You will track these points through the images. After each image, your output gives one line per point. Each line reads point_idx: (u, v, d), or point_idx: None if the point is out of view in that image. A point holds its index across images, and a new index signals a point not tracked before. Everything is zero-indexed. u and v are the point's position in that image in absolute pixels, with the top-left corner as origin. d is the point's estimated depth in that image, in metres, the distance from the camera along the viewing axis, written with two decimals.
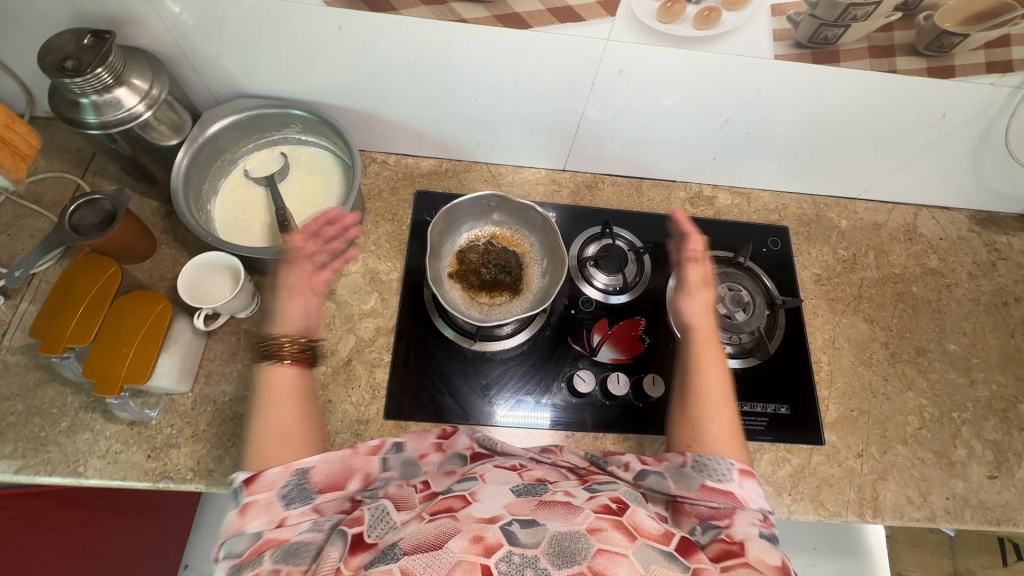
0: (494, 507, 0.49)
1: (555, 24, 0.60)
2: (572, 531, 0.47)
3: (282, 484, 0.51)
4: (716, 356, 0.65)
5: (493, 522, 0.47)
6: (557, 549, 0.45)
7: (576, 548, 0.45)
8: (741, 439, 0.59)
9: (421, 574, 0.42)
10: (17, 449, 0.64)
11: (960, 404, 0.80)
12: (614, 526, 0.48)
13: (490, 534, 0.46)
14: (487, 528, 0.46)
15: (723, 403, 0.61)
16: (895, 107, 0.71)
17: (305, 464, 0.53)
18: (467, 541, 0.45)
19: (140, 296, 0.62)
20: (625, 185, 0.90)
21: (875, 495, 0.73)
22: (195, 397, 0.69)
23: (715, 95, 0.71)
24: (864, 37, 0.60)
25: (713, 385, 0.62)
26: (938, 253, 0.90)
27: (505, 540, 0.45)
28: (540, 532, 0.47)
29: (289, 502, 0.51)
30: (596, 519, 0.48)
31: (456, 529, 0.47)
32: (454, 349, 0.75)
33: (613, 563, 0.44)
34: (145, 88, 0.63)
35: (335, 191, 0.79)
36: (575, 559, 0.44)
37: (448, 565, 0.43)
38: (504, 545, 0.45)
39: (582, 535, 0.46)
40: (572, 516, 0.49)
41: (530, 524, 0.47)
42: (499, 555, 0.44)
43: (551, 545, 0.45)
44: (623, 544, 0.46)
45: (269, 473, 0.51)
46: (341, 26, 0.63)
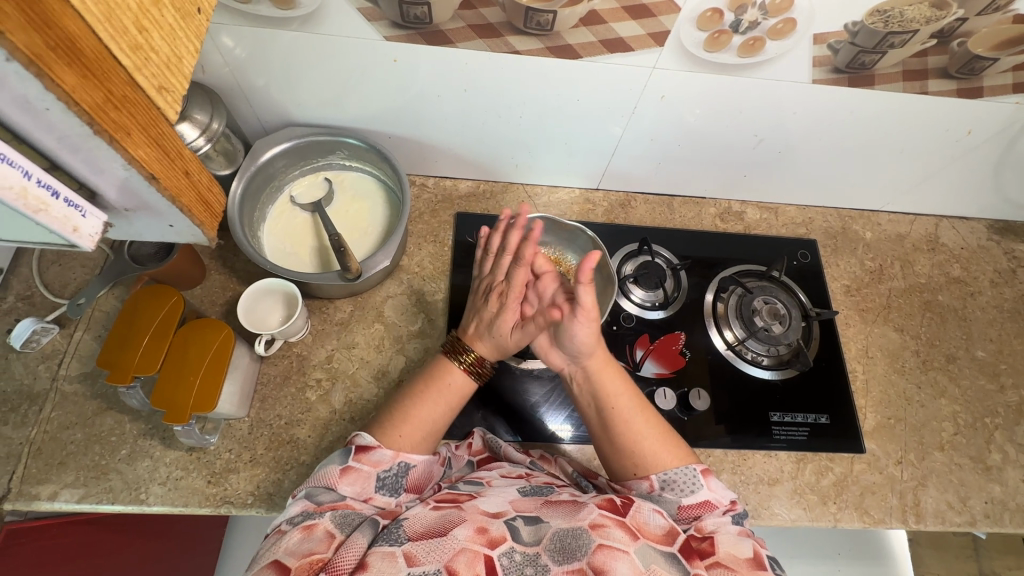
0: (499, 504, 0.55)
1: (605, 55, 0.63)
2: (575, 528, 0.52)
3: (383, 468, 0.57)
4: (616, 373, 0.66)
5: (498, 517, 0.53)
6: (560, 545, 0.50)
7: (578, 545, 0.50)
8: (676, 435, 0.64)
9: (424, 558, 0.48)
10: (79, 479, 0.65)
11: (991, 409, 0.82)
12: (617, 524, 0.52)
13: (494, 528, 0.51)
14: (491, 522, 0.52)
15: (645, 415, 0.63)
16: (923, 126, 0.74)
17: (409, 460, 0.59)
18: (472, 532, 0.50)
19: (202, 323, 0.64)
20: (657, 202, 0.92)
21: (916, 502, 0.75)
22: (252, 421, 0.70)
23: (752, 116, 0.73)
24: (899, 62, 0.63)
25: (629, 407, 0.64)
26: (961, 262, 0.93)
27: (508, 536, 0.51)
28: (542, 529, 0.52)
29: (379, 487, 0.57)
30: (600, 516, 0.53)
31: (461, 519, 0.52)
32: (502, 367, 0.76)
33: (612, 558, 0.49)
34: (206, 121, 0.65)
35: (381, 215, 0.80)
36: (576, 555, 0.49)
37: (451, 551, 0.48)
38: (508, 541, 0.50)
39: (583, 531, 0.51)
40: (575, 512, 0.54)
41: (533, 522, 0.53)
42: (502, 549, 0.49)
43: (553, 542, 0.51)
44: (624, 542, 0.51)
45: (380, 452, 0.58)
46: (395, 58, 0.65)
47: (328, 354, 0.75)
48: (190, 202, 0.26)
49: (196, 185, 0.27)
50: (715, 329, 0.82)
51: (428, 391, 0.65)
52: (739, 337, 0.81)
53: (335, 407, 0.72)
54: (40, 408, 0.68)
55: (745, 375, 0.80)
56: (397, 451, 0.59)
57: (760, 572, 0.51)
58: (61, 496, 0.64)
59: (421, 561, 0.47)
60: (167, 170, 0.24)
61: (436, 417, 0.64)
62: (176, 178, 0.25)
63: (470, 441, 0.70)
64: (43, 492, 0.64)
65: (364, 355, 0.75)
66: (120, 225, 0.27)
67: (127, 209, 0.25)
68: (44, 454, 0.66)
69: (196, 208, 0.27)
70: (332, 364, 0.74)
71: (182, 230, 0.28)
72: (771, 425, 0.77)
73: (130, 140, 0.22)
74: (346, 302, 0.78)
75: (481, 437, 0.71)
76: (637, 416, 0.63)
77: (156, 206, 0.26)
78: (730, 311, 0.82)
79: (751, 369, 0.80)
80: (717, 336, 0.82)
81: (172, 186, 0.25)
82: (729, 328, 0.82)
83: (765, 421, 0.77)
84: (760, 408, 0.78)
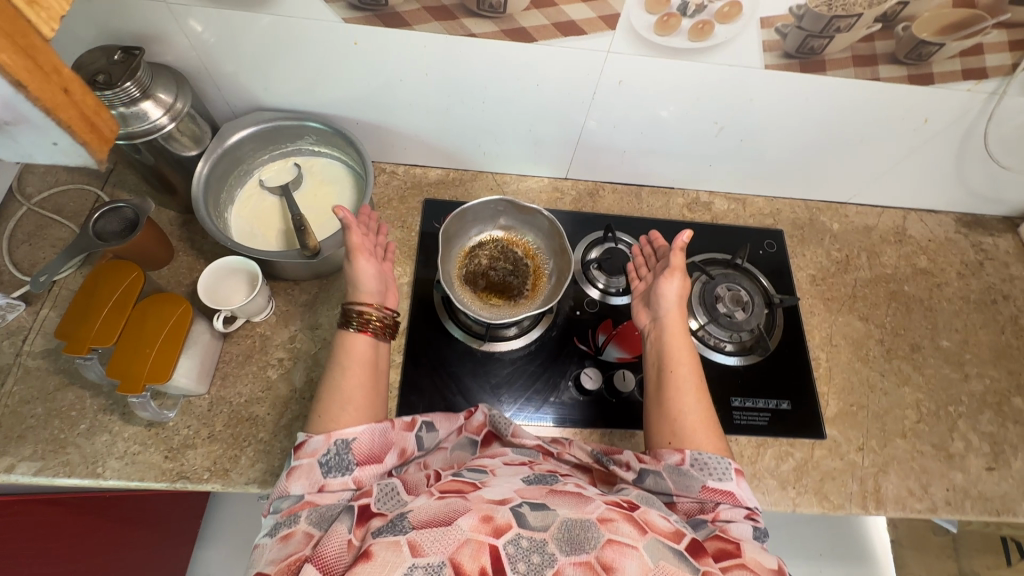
0: (505, 491, 0.54)
1: (559, 38, 0.64)
2: (583, 519, 0.50)
3: (323, 453, 0.55)
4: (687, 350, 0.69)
5: (504, 505, 0.51)
6: (567, 535, 0.48)
7: (587, 536, 0.48)
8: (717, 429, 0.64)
9: (428, 547, 0.46)
10: (37, 452, 0.65)
11: (955, 398, 0.82)
12: (625, 518, 0.51)
13: (500, 516, 0.50)
14: (497, 510, 0.50)
15: (703, 398, 0.66)
16: (880, 114, 0.76)
17: (347, 436, 0.56)
18: (476, 521, 0.48)
19: (161, 298, 0.65)
20: (625, 192, 0.93)
21: (876, 488, 0.75)
22: (212, 398, 0.71)
23: (711, 103, 0.75)
24: (847, 47, 0.64)
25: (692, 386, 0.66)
26: (928, 254, 0.94)
27: (514, 522, 0.49)
28: (550, 517, 0.50)
29: (328, 472, 0.54)
30: (606, 510, 0.52)
31: (466, 508, 0.50)
32: (465, 350, 0.77)
33: (622, 555, 0.47)
34: (169, 101, 0.67)
35: (347, 199, 0.82)
36: (584, 547, 0.48)
37: (455, 543, 0.46)
38: (514, 528, 0.48)
39: (592, 522, 0.50)
40: (582, 505, 0.53)
41: (539, 508, 0.52)
42: (508, 537, 0.48)
43: (561, 532, 0.49)
44: (632, 536, 0.49)
45: (314, 441, 0.55)
46: (356, 40, 0.67)
47: (291, 334, 0.76)
48: (71, 119, 0.33)
49: (84, 107, 0.34)
50: None
51: (338, 371, 0.63)
52: (702, 323, 0.81)
53: (296, 385, 0.73)
54: (2, 382, 0.68)
55: (708, 361, 0.80)
56: (328, 434, 0.56)
57: None
58: (18, 468, 0.64)
59: (426, 552, 0.46)
60: (38, 81, 0.30)
61: (355, 386, 0.62)
62: (51, 92, 0.31)
63: (470, 415, 0.69)
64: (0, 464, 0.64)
65: (327, 335, 0.76)
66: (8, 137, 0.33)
67: (11, 122, 0.32)
68: (4, 427, 0.66)
69: (79, 126, 0.34)
70: (295, 344, 0.75)
71: (67, 148, 0.34)
72: (731, 411, 0.77)
73: None
74: (311, 285, 0.79)
75: (484, 413, 0.70)
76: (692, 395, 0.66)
77: (38, 120, 0.32)
78: (693, 298, 0.83)
79: (714, 356, 0.81)
80: None
81: (46, 99, 0.31)
82: (693, 315, 0.82)
83: (726, 406, 0.78)
84: (721, 393, 0.79)
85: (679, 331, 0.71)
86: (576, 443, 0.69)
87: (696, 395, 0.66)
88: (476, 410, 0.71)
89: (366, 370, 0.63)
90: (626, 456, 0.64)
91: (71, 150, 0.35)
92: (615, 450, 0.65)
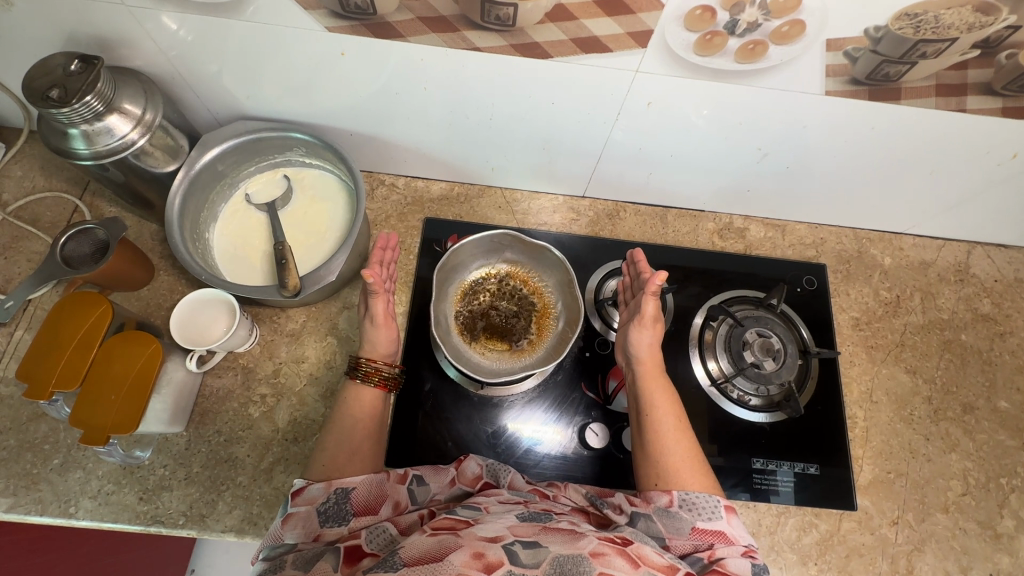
0: (497, 528, 0.49)
1: (579, 55, 0.54)
2: (576, 555, 0.46)
3: (322, 501, 0.53)
4: (666, 389, 0.64)
5: (496, 541, 0.47)
6: (559, 568, 0.44)
7: (580, 570, 0.44)
8: (705, 464, 0.59)
9: None
10: (8, 487, 0.62)
11: (1009, 469, 0.73)
12: (618, 553, 0.47)
13: (491, 552, 0.45)
14: (489, 546, 0.46)
15: (685, 436, 0.60)
16: (957, 147, 0.64)
17: (346, 485, 0.55)
18: (468, 557, 0.44)
19: (129, 337, 0.59)
20: (649, 214, 0.84)
21: (910, 569, 0.67)
22: (190, 436, 0.66)
23: (754, 128, 0.64)
24: (932, 74, 0.53)
25: (672, 425, 0.60)
26: (992, 297, 0.82)
27: (506, 559, 0.44)
28: (542, 553, 0.46)
29: (325, 520, 0.52)
30: (599, 545, 0.48)
31: (457, 544, 0.47)
32: (460, 392, 0.71)
33: None
34: (138, 113, 0.59)
35: (340, 218, 0.74)
36: None
37: None
38: (505, 564, 0.44)
39: (584, 557, 0.46)
40: (575, 540, 0.48)
41: (531, 545, 0.47)
42: (499, 574, 0.43)
43: (553, 566, 0.45)
44: (626, 570, 0.45)
45: (312, 487, 0.54)
46: (343, 50, 0.58)
47: (276, 367, 0.70)
48: None
49: None
50: (699, 362, 0.74)
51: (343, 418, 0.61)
52: (725, 372, 0.73)
53: (279, 425, 0.68)
54: None
55: (728, 416, 0.72)
56: (329, 481, 0.54)
57: None
58: None
59: None
60: None
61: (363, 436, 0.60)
62: None
63: (461, 467, 0.62)
64: None
65: (314, 370, 0.71)
66: None
67: None
68: None
69: None
70: (279, 379, 0.70)
71: None
72: (751, 473, 0.70)
73: None
74: (299, 312, 0.73)
75: (477, 463, 0.64)
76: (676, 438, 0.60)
77: None
78: (717, 342, 0.74)
79: (736, 410, 0.73)
80: (701, 370, 0.74)
81: None
82: (714, 359, 0.74)
83: (745, 468, 0.70)
84: (741, 452, 0.71)
85: (657, 374, 0.64)
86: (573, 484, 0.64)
87: (678, 435, 0.60)
88: (466, 460, 0.64)
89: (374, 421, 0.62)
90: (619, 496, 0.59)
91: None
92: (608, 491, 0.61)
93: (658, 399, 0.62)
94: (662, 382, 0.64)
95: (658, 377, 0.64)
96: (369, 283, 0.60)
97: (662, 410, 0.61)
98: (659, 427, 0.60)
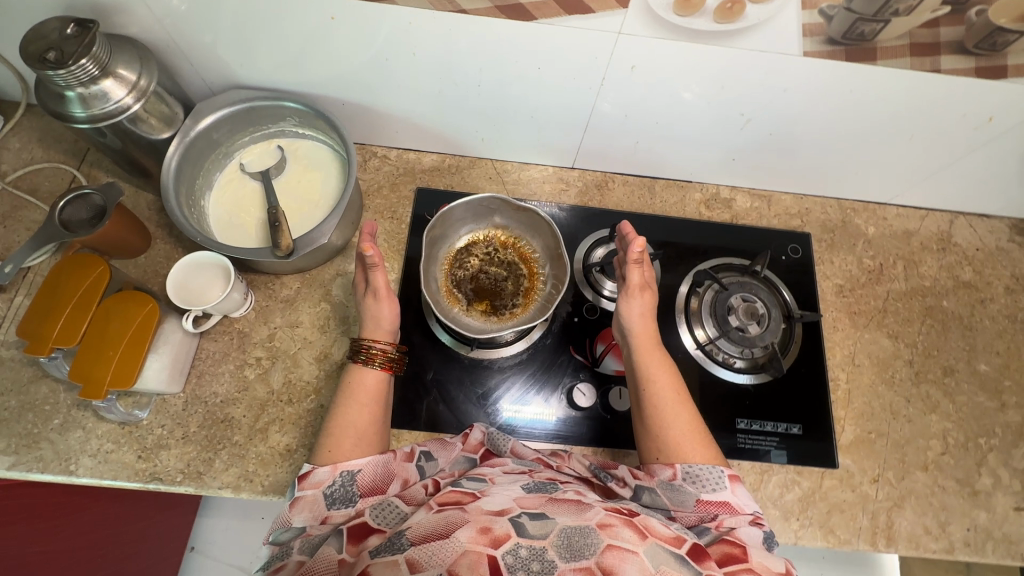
0: (503, 500, 0.51)
1: (562, 17, 0.56)
2: (583, 526, 0.48)
3: (328, 484, 0.55)
4: (664, 361, 0.65)
5: (503, 515, 0.49)
6: (566, 542, 0.46)
7: (587, 543, 0.46)
8: (707, 436, 0.60)
9: (425, 564, 0.45)
10: (10, 446, 0.64)
11: (988, 429, 0.75)
12: (625, 523, 0.49)
13: (498, 526, 0.47)
14: (496, 520, 0.48)
15: (685, 408, 0.61)
16: (932, 110, 0.65)
17: (352, 467, 0.56)
18: (474, 532, 0.47)
19: (126, 297, 0.60)
20: (637, 185, 0.85)
21: (889, 524, 0.69)
22: (187, 397, 0.68)
23: (735, 94, 0.66)
24: (905, 33, 0.54)
25: (670, 397, 0.62)
26: (974, 265, 0.84)
27: (513, 532, 0.47)
28: (549, 524, 0.48)
29: (331, 503, 0.54)
30: (606, 516, 0.49)
31: (464, 520, 0.48)
32: (452, 356, 0.72)
33: (622, 560, 0.45)
34: (133, 79, 0.61)
35: (333, 187, 0.76)
36: (584, 554, 0.45)
37: (455, 553, 0.45)
38: (512, 538, 0.46)
39: (591, 529, 0.47)
40: (582, 512, 0.50)
41: (538, 517, 0.49)
42: (506, 548, 0.46)
43: (560, 538, 0.47)
44: (633, 541, 0.47)
45: (318, 471, 0.55)
46: (333, 15, 0.59)
47: (271, 332, 0.72)
48: None
49: None
50: (686, 327, 0.76)
51: (348, 402, 0.61)
52: (711, 336, 0.74)
53: (273, 387, 0.69)
54: None
55: (714, 378, 0.74)
56: (335, 465, 0.56)
57: None
58: None
59: (424, 567, 0.45)
60: None
61: (365, 421, 0.60)
62: None
63: (467, 435, 0.65)
64: None
65: (308, 335, 0.72)
66: None
67: None
68: None
69: None
70: (274, 343, 0.71)
71: None
72: (735, 433, 0.72)
73: None
74: (293, 279, 0.75)
75: (481, 432, 0.66)
76: (676, 410, 0.61)
77: None
78: (703, 308, 0.76)
79: (721, 372, 0.74)
80: (687, 334, 0.75)
81: None
82: (701, 326, 0.75)
83: (730, 428, 0.72)
84: (726, 413, 0.73)
85: (652, 345, 0.66)
86: (577, 454, 0.66)
87: (679, 404, 0.61)
88: (472, 429, 0.66)
89: (376, 407, 0.61)
90: (622, 471, 0.61)
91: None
92: (611, 463, 0.63)
93: (658, 372, 0.63)
94: (659, 355, 0.65)
95: (653, 348, 0.65)
96: (367, 255, 0.63)
97: (660, 384, 0.62)
98: (654, 397, 0.62)
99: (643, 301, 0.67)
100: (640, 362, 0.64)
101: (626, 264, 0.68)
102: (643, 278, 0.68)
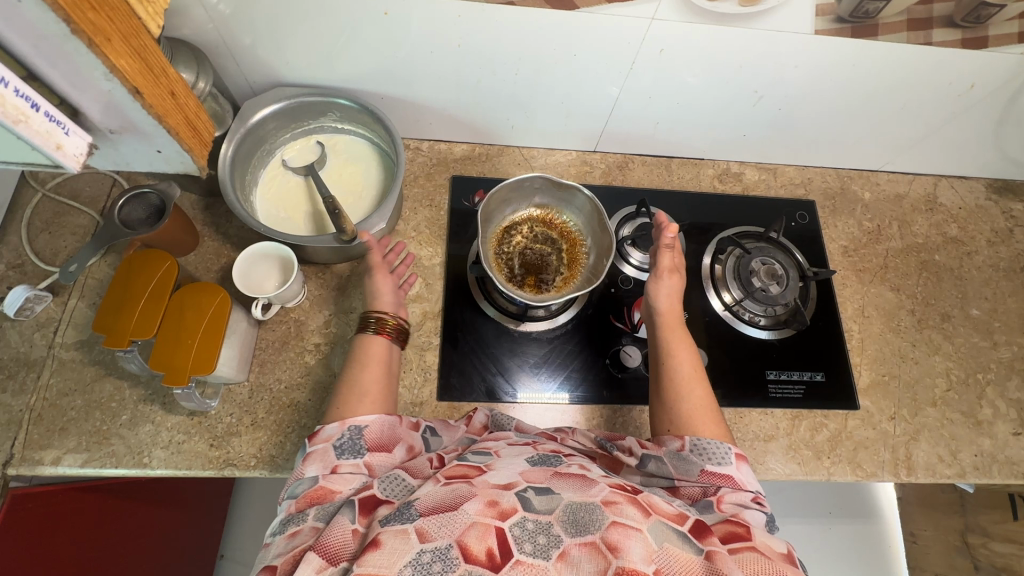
0: (510, 475, 0.50)
1: (602, 5, 0.61)
2: (588, 503, 0.46)
3: (336, 437, 0.54)
4: (687, 341, 0.68)
5: (509, 489, 0.47)
6: (571, 518, 0.45)
7: (592, 519, 0.45)
8: (718, 414, 0.62)
9: (435, 534, 0.43)
10: (81, 444, 0.65)
11: (984, 365, 0.83)
12: (630, 501, 0.47)
13: (505, 500, 0.46)
14: (502, 494, 0.47)
15: (700, 384, 0.64)
16: (923, 79, 0.73)
17: (359, 423, 0.56)
18: (481, 505, 0.45)
19: (197, 288, 0.63)
20: (655, 164, 0.91)
21: (908, 455, 0.76)
22: (252, 385, 0.70)
23: (750, 73, 0.72)
24: (904, 10, 0.62)
25: (687, 373, 0.65)
26: (958, 222, 0.93)
27: (519, 506, 0.46)
28: (555, 500, 0.47)
29: (341, 453, 0.53)
30: (611, 493, 0.48)
31: (470, 493, 0.47)
32: (501, 330, 0.77)
33: (627, 536, 0.43)
34: (192, 79, 0.62)
35: (375, 178, 0.79)
36: (589, 530, 0.44)
37: (462, 526, 0.43)
38: (519, 511, 0.45)
39: (596, 506, 0.46)
40: (587, 488, 0.48)
41: (545, 492, 0.48)
42: (513, 520, 0.44)
43: (566, 514, 0.45)
44: (637, 519, 0.45)
45: (327, 428, 0.55)
46: (386, 11, 0.62)
47: (327, 319, 0.75)
48: (177, 123, 0.38)
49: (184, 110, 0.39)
50: (713, 292, 0.82)
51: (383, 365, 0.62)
52: (737, 298, 0.80)
53: (334, 370, 0.72)
54: (37, 375, 0.67)
55: (742, 336, 0.81)
56: (342, 421, 0.55)
57: (795, 568, 0.45)
58: (64, 461, 0.64)
59: (433, 537, 0.43)
60: (150, 87, 0.35)
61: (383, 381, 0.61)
62: (160, 97, 0.36)
63: (470, 417, 0.67)
64: (47, 457, 0.64)
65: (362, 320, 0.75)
66: (114, 146, 0.38)
67: (119, 131, 0.37)
68: (45, 420, 0.66)
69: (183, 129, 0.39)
70: (331, 329, 0.74)
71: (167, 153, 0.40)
72: (766, 383, 0.78)
73: (109, 43, 0.31)
74: (342, 268, 0.78)
75: (485, 415, 0.68)
76: (694, 387, 0.64)
77: (145, 126, 0.37)
78: (727, 273, 0.82)
79: (748, 329, 0.81)
80: (715, 298, 0.82)
81: (156, 105, 0.36)
82: (727, 290, 0.81)
83: (761, 380, 0.78)
84: (756, 367, 0.79)
85: (679, 326, 0.69)
86: (581, 430, 0.67)
87: (693, 381, 0.64)
88: (476, 413, 0.68)
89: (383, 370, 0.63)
90: (629, 441, 0.61)
91: (171, 155, 0.41)
92: (619, 436, 0.63)
93: (680, 349, 0.67)
94: (681, 333, 0.69)
95: (677, 328, 0.69)
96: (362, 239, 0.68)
97: (679, 359, 0.66)
98: (676, 373, 0.64)
99: (670, 285, 0.71)
100: (665, 340, 0.68)
101: (658, 247, 0.71)
102: (671, 263, 0.71)
